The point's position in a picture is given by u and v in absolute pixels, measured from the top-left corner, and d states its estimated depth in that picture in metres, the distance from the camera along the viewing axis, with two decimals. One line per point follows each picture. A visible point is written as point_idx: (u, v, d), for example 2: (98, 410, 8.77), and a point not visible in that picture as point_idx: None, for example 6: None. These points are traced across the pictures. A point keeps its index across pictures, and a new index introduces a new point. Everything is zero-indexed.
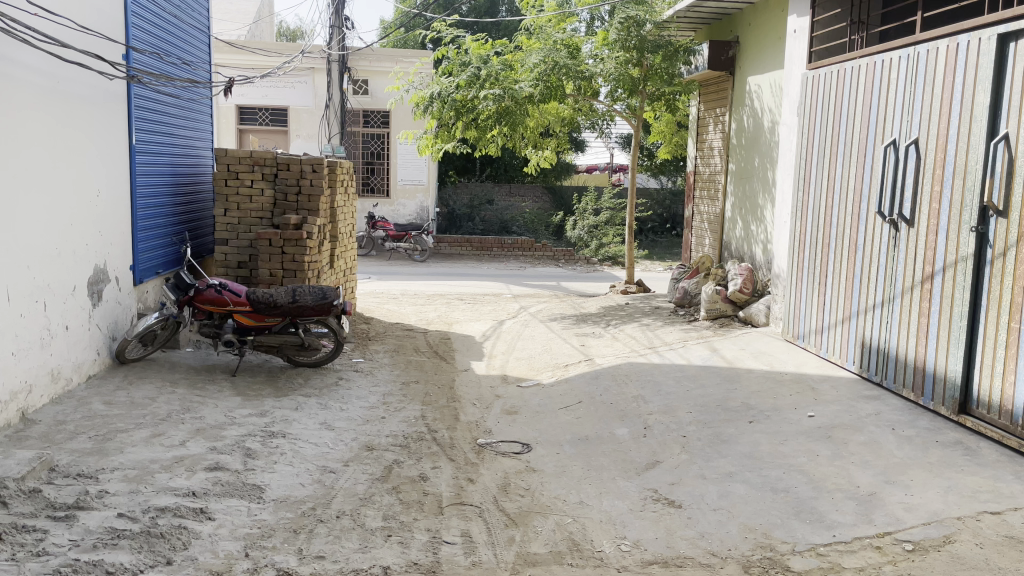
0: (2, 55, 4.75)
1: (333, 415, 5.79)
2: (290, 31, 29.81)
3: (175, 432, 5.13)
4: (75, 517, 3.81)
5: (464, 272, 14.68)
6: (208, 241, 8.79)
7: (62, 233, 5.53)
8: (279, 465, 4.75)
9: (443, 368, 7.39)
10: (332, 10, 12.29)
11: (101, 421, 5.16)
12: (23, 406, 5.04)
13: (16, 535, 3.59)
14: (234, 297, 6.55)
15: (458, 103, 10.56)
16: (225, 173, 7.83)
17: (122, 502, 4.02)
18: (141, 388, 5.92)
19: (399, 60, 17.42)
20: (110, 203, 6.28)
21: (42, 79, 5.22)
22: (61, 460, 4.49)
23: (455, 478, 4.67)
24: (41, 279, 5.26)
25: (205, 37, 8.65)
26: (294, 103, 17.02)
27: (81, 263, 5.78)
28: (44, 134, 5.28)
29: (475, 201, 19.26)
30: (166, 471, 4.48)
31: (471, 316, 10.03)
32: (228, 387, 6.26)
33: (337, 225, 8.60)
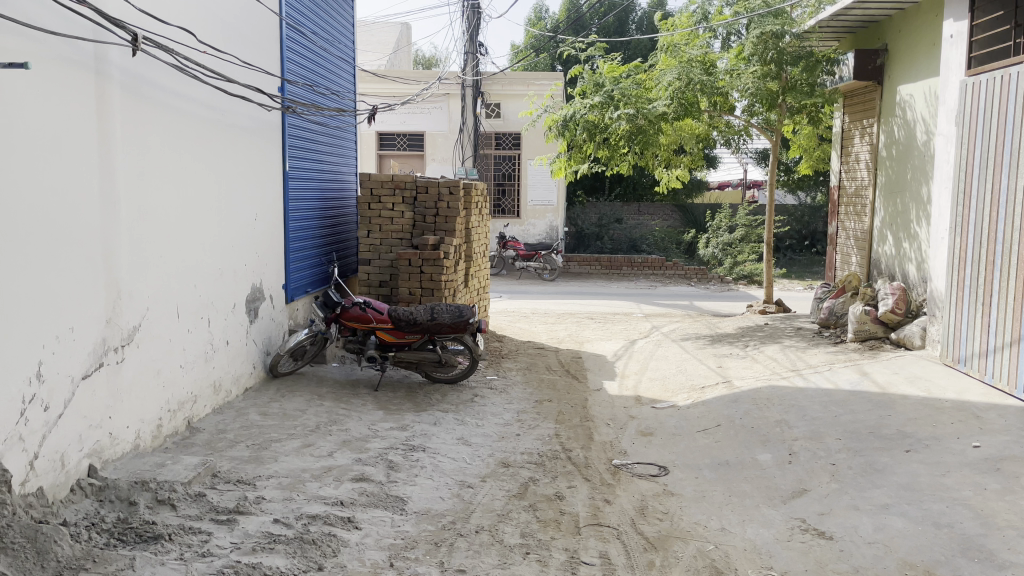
0: (176, 91, 5.20)
1: (470, 431, 5.91)
2: (425, 60, 30.93)
3: (323, 443, 5.38)
4: (235, 521, 4.06)
5: (595, 291, 14.68)
6: (352, 262, 9.18)
7: (224, 255, 5.95)
8: (420, 477, 4.88)
9: (576, 387, 7.38)
10: (466, 37, 12.66)
11: (257, 431, 5.50)
12: (189, 416, 5.45)
13: (184, 536, 3.86)
14: (377, 314, 6.82)
15: (590, 125, 10.56)
16: (368, 197, 8.21)
17: (276, 508, 4.26)
18: (292, 401, 6.26)
19: (530, 82, 17.66)
20: (267, 226, 6.70)
21: (209, 112, 5.66)
22: (223, 466, 4.82)
23: (592, 498, 4.64)
24: (206, 296, 5.67)
25: (351, 68, 9.13)
26: (431, 128, 17.63)
27: (241, 282, 6.21)
28: (210, 164, 5.71)
29: (603, 219, 19.21)
30: (316, 480, 4.71)
31: (602, 335, 9.97)
32: (370, 401, 6.51)
33: (472, 245, 8.80)
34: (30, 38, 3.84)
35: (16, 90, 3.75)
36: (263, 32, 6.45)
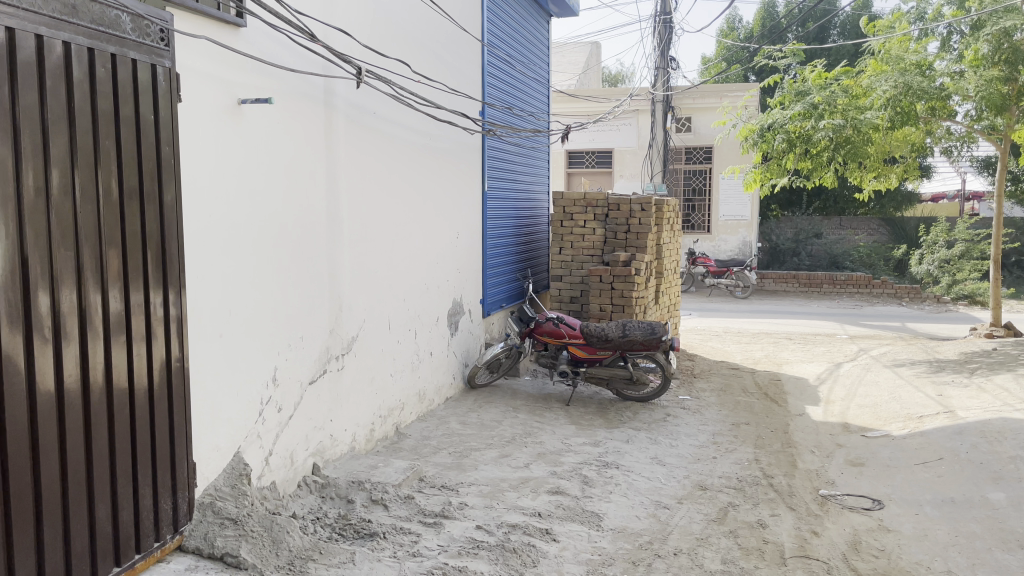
0: (391, 118, 5.59)
1: (664, 451, 5.83)
2: (612, 78, 31.05)
3: (520, 454, 5.53)
4: (442, 525, 4.28)
5: (792, 310, 14.02)
6: (544, 277, 9.38)
7: (430, 270, 6.29)
8: (615, 495, 4.89)
9: (776, 411, 7.06)
10: (658, 52, 12.60)
11: (458, 440, 5.76)
12: (397, 421, 5.82)
13: (396, 535, 4.11)
14: (569, 330, 6.92)
15: (792, 134, 10.11)
16: (560, 215, 8.39)
17: (478, 515, 4.44)
18: (489, 412, 6.49)
19: (724, 95, 17.20)
20: (467, 243, 7.02)
21: (419, 137, 6.03)
22: (429, 471, 5.09)
23: (798, 529, 4.42)
24: (413, 309, 6.03)
25: (546, 89, 9.36)
26: (619, 145, 17.70)
27: (443, 297, 6.55)
28: (419, 185, 6.07)
29: (800, 234, 18.31)
30: (514, 490, 4.85)
31: (803, 356, 9.49)
32: (563, 416, 6.60)
33: (663, 261, 8.68)
34: (271, 76, 4.30)
35: (260, 122, 4.21)
36: (467, 59, 6.79)
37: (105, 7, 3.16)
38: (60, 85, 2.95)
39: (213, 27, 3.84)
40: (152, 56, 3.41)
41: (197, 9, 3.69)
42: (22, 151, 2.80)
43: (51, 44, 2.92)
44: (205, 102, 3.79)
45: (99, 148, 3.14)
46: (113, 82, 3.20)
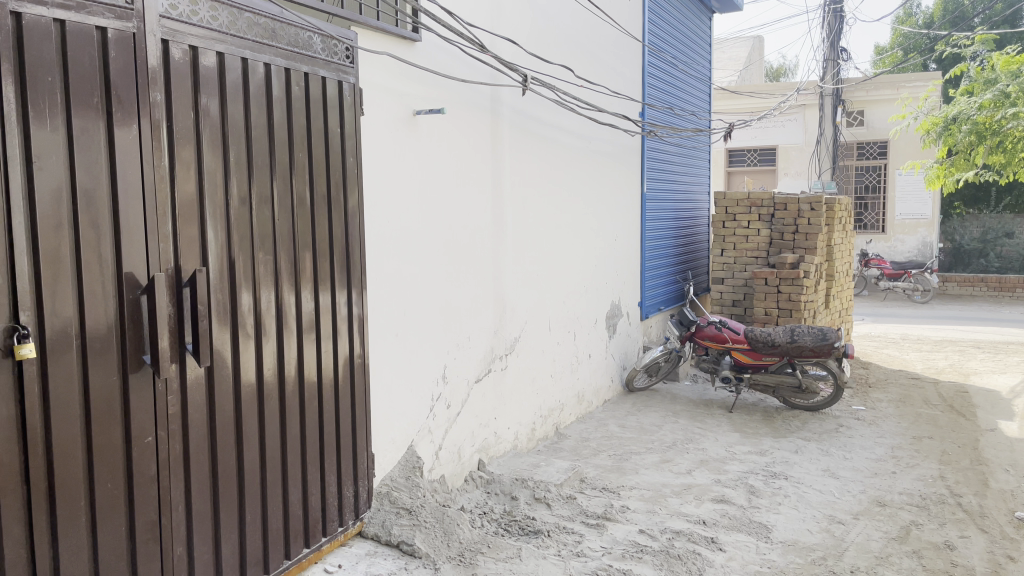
0: (554, 122, 5.67)
1: (837, 463, 5.54)
2: (774, 73, 29.84)
3: (682, 460, 5.45)
4: (604, 526, 4.30)
5: (981, 316, 12.92)
6: (704, 280, 9.18)
7: (589, 273, 6.33)
8: (784, 506, 4.71)
9: (963, 425, 6.53)
10: (827, 43, 12.00)
11: (618, 442, 5.75)
12: (557, 422, 5.90)
13: (560, 534, 4.17)
14: (733, 334, 6.73)
15: (980, 125, 9.42)
16: (723, 216, 8.24)
17: (641, 519, 4.42)
18: (648, 416, 6.45)
19: (900, 85, 16.09)
20: (626, 245, 6.99)
21: (580, 140, 6.08)
22: (590, 473, 5.13)
23: (992, 553, 4.07)
24: (573, 311, 6.08)
25: (707, 87, 9.15)
26: (783, 142, 17.00)
27: (602, 299, 6.56)
28: (580, 187, 6.12)
29: (989, 234, 16.82)
30: (677, 496, 4.78)
31: (994, 367, 8.72)
32: (726, 422, 6.43)
33: (834, 262, 8.25)
34: (444, 87, 4.49)
35: (433, 132, 4.40)
36: (628, 61, 6.78)
37: (299, 29, 3.42)
38: (262, 104, 3.24)
39: (391, 43, 4.06)
40: (339, 73, 3.66)
41: (377, 26, 3.91)
42: (230, 165, 3.11)
43: (253, 66, 3.20)
44: (385, 113, 4.02)
45: (294, 161, 3.42)
46: (306, 99, 3.47)
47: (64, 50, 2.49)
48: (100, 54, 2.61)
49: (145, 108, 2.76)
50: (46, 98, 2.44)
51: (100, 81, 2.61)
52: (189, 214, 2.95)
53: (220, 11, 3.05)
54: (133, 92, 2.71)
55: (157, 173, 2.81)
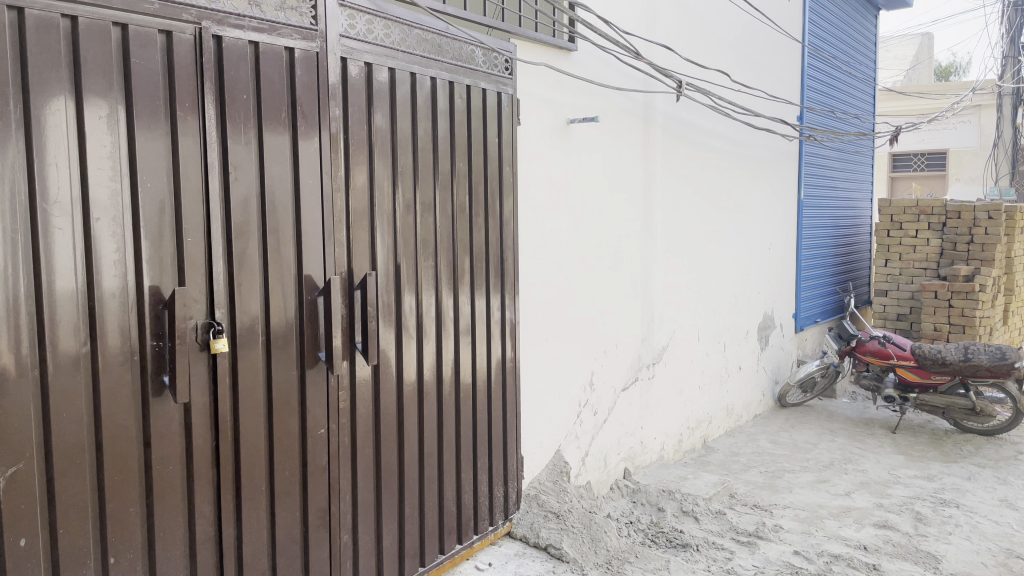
0: (707, 128, 5.57)
1: (1017, 493, 5.09)
2: (947, 71, 27.82)
3: (839, 481, 5.19)
4: (757, 545, 4.17)
5: None
6: (866, 293, 8.69)
7: (740, 282, 6.16)
8: (955, 536, 4.38)
9: None
10: (1008, 38, 11.08)
11: (769, 459, 5.56)
12: (705, 434, 5.78)
13: (709, 549, 4.08)
14: (898, 351, 6.33)
15: None
16: (888, 224, 7.82)
17: (796, 540, 4.25)
18: (802, 433, 6.19)
19: None
20: (780, 255, 6.74)
21: (734, 146, 5.93)
22: (739, 489, 4.99)
23: None
24: (723, 322, 5.93)
25: (872, 88, 8.67)
26: (955, 145, 15.83)
27: (754, 310, 6.36)
28: (732, 195, 5.97)
29: None
30: (835, 519, 4.56)
31: None
32: (888, 443, 6.06)
33: (1016, 276, 7.59)
34: (598, 95, 4.52)
35: (587, 140, 4.44)
36: (787, 64, 6.55)
37: (463, 44, 3.55)
38: (427, 116, 3.40)
39: (548, 54, 4.14)
40: (498, 85, 3.76)
41: (536, 37, 3.99)
42: (398, 174, 3.28)
43: (421, 80, 3.36)
44: (541, 123, 4.10)
45: (455, 171, 3.55)
46: (468, 110, 3.60)
47: (258, 69, 2.73)
48: (288, 73, 2.84)
49: (325, 122, 2.97)
50: (242, 114, 2.69)
51: (287, 97, 2.84)
52: (362, 221, 3.14)
53: (393, 29, 3.22)
54: (316, 107, 2.93)
55: (334, 184, 3.01)
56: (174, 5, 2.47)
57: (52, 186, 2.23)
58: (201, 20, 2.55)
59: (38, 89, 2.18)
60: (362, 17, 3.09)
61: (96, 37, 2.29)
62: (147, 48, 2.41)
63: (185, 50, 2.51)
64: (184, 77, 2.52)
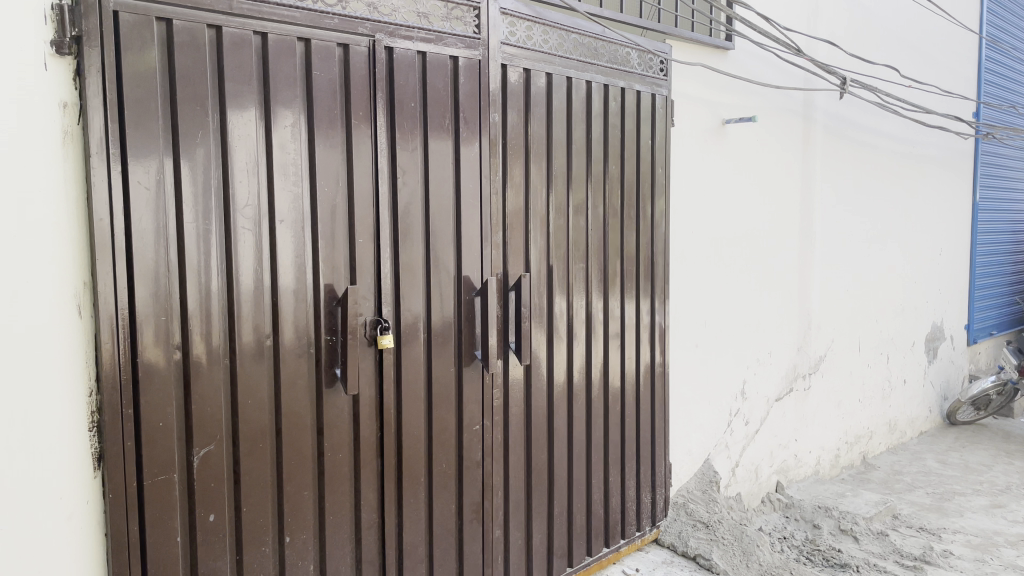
0: (871, 126, 5.28)
1: None
2: None
3: (1018, 507, 4.77)
4: (923, 569, 3.90)
5: None
6: None
7: (906, 290, 5.79)
8: None
9: None
10: None
11: (937, 479, 5.20)
12: (865, 450, 5.50)
13: (869, 570, 3.86)
14: None
15: None
16: None
17: (967, 567, 3.95)
18: (975, 454, 5.74)
19: None
20: (951, 261, 6.29)
21: (901, 145, 5.59)
22: (903, 510, 4.69)
23: None
24: (887, 332, 5.61)
25: None
26: None
27: (922, 320, 5.97)
28: (899, 197, 5.62)
29: None
30: (1013, 547, 4.19)
31: None
32: None
33: None
34: (756, 94, 4.39)
35: (743, 141, 4.32)
36: (962, 56, 6.10)
37: (619, 46, 3.56)
38: (582, 119, 3.43)
39: (705, 54, 4.07)
40: (653, 87, 3.74)
41: (692, 38, 3.93)
42: (553, 177, 3.32)
43: (577, 84, 3.39)
44: (697, 124, 4.04)
45: (609, 174, 3.56)
46: (622, 113, 3.60)
47: (425, 78, 2.86)
48: (452, 80, 2.95)
49: (486, 126, 3.06)
50: (409, 122, 2.83)
51: (451, 104, 2.95)
52: (517, 224, 3.21)
53: (551, 34, 3.27)
54: (477, 113, 3.03)
55: (492, 187, 3.09)
56: (351, 20, 2.65)
57: (242, 191, 2.46)
58: (374, 33, 2.71)
59: (232, 102, 2.42)
60: (522, 24, 3.16)
61: (283, 52, 2.51)
62: (327, 61, 2.60)
63: (360, 61, 2.68)
64: (358, 87, 2.68)
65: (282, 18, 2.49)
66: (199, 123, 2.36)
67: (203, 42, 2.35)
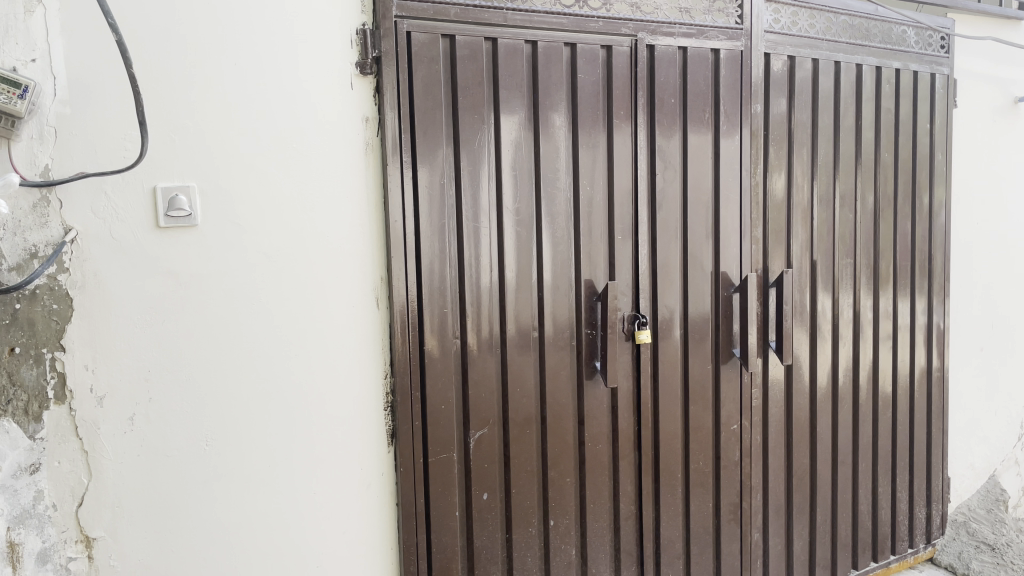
0: None
1: None
2: None
3: None
4: None
5: None
6: None
7: None
8: None
9: None
10: None
11: None
12: None
13: None
14: None
15: None
16: None
17: None
18: None
19: None
20: None
21: None
22: None
23: None
24: None
25: None
26: None
27: None
28: None
29: None
30: None
31: None
32: None
33: None
34: None
35: None
36: None
37: (894, 24, 3.31)
38: (851, 104, 3.23)
39: (993, 25, 3.67)
40: (933, 65, 3.43)
41: (980, 8, 3.56)
42: (818, 168, 3.16)
43: (846, 68, 3.20)
44: (984, 104, 3.65)
45: (880, 162, 3.32)
46: (897, 95, 3.34)
47: (685, 74, 2.86)
48: (712, 73, 2.92)
49: (747, 118, 2.98)
50: (670, 118, 2.84)
51: (712, 98, 2.93)
52: (778, 220, 3.10)
53: (817, 18, 3.12)
54: (738, 106, 2.97)
55: (753, 180, 3.01)
56: (615, 22, 2.71)
57: (512, 191, 2.61)
58: (636, 32, 2.76)
59: (504, 107, 2.58)
60: (787, 10, 3.05)
61: (552, 58, 2.63)
62: (591, 64, 2.69)
63: (622, 61, 2.75)
64: (620, 87, 2.75)
65: (551, 25, 2.61)
66: (477, 129, 2.55)
67: (481, 54, 2.53)
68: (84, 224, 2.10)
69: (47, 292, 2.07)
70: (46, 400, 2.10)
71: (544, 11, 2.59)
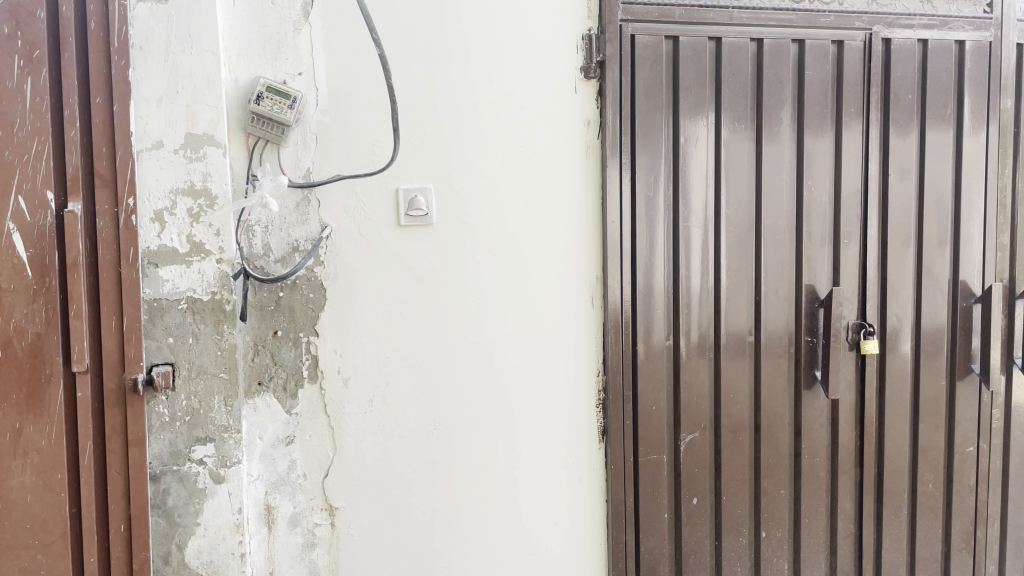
0: None
1: None
2: None
3: None
4: None
5: None
6: None
7: None
8: None
9: None
10: None
11: None
12: None
13: None
14: None
15: None
16: None
17: None
18: None
19: None
20: None
21: None
22: None
23: None
24: None
25: None
26: None
27: None
28: None
29: None
30: None
31: None
32: None
33: None
34: None
35: None
36: None
37: None
38: None
39: None
40: None
41: None
42: None
43: None
44: None
45: None
46: None
47: (925, 68, 2.68)
48: (956, 66, 2.72)
49: (996, 112, 2.73)
50: (905, 115, 2.67)
51: (955, 92, 2.72)
52: None
53: None
54: (985, 100, 2.73)
55: (1000, 181, 2.75)
56: (848, 15, 2.59)
57: (733, 192, 2.56)
58: (871, 25, 2.62)
59: (727, 106, 2.53)
60: None
61: (779, 55, 2.56)
62: (821, 59, 2.59)
63: (854, 56, 2.62)
64: (851, 84, 2.62)
65: (780, 22, 2.54)
66: (699, 129, 2.52)
67: (706, 52, 2.50)
68: (338, 222, 2.31)
69: (306, 282, 2.30)
70: (302, 379, 2.33)
71: (772, 8, 2.53)
